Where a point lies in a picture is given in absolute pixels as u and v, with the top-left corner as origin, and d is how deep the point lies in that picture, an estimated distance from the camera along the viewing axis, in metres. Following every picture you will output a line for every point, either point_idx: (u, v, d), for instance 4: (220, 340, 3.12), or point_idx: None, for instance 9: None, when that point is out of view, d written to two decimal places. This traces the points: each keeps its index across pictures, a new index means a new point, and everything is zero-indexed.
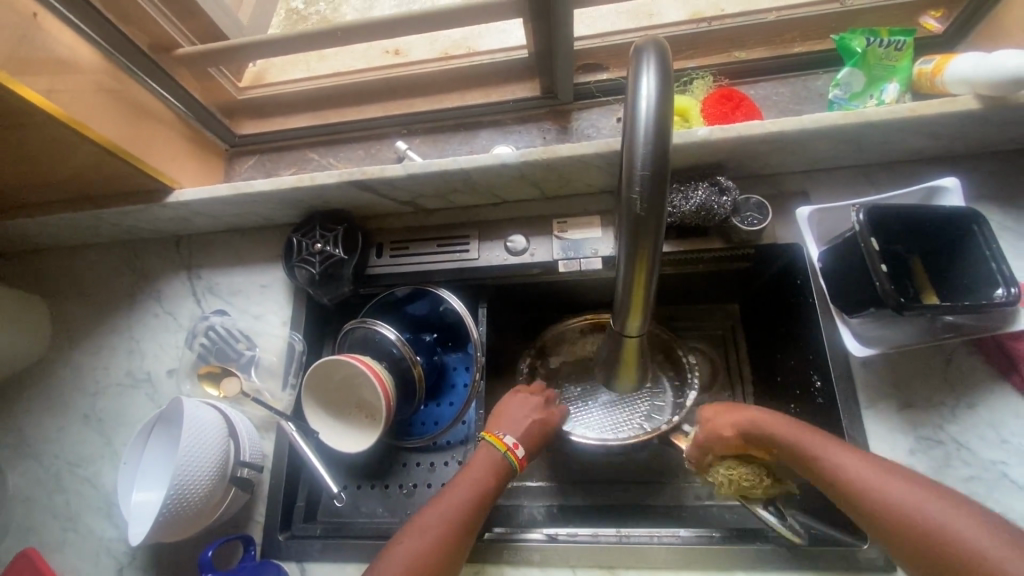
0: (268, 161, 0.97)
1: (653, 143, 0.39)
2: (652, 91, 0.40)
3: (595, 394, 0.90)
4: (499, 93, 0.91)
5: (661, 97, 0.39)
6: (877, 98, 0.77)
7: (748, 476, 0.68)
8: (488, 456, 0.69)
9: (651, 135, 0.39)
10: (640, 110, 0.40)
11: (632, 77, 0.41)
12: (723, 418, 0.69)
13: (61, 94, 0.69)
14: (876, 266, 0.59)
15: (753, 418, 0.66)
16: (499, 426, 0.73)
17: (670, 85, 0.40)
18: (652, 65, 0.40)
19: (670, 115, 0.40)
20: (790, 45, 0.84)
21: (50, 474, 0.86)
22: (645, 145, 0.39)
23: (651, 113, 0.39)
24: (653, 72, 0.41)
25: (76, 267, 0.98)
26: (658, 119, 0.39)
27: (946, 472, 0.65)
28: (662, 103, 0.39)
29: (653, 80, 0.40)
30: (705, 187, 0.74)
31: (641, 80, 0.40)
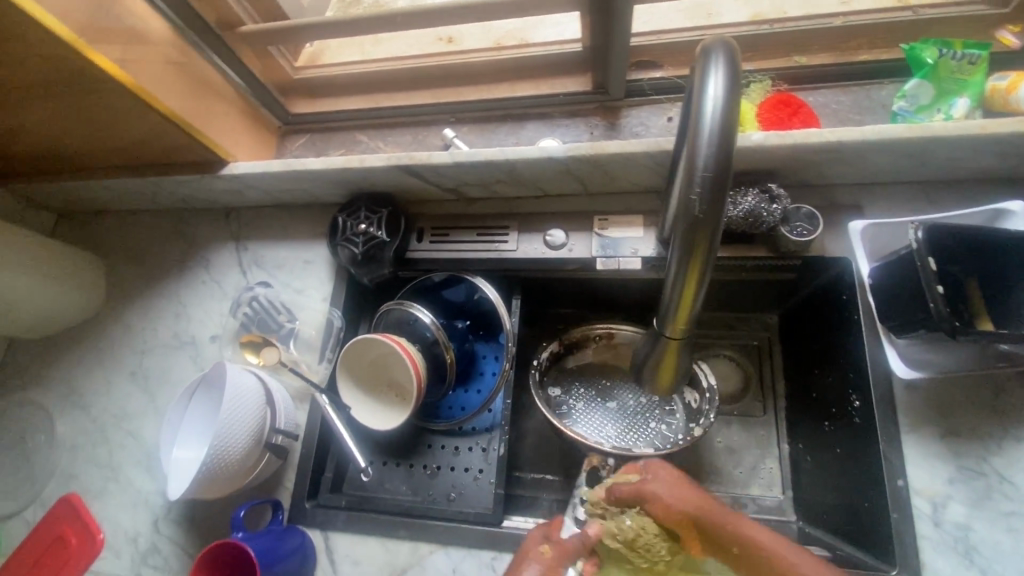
0: (318, 141, 0.99)
1: (717, 146, 0.38)
2: (720, 92, 0.39)
3: (609, 398, 0.89)
4: (550, 86, 0.91)
5: (728, 100, 0.39)
6: (944, 112, 0.73)
7: (654, 539, 0.61)
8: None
9: (715, 138, 0.39)
10: (706, 111, 0.39)
11: (698, 77, 0.41)
12: (676, 493, 0.59)
13: (132, 65, 0.72)
14: (931, 286, 0.57)
15: (688, 495, 0.59)
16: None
17: (738, 87, 0.40)
18: (720, 66, 0.40)
19: (735, 117, 0.39)
20: (856, 52, 0.81)
21: (97, 425, 0.91)
22: (708, 147, 0.39)
23: (717, 114, 0.39)
24: (722, 71, 0.40)
25: (132, 231, 1.03)
26: (723, 121, 0.39)
27: (985, 505, 0.63)
28: (729, 105, 0.39)
29: (722, 82, 0.40)
30: (756, 194, 0.72)
31: (708, 80, 0.40)
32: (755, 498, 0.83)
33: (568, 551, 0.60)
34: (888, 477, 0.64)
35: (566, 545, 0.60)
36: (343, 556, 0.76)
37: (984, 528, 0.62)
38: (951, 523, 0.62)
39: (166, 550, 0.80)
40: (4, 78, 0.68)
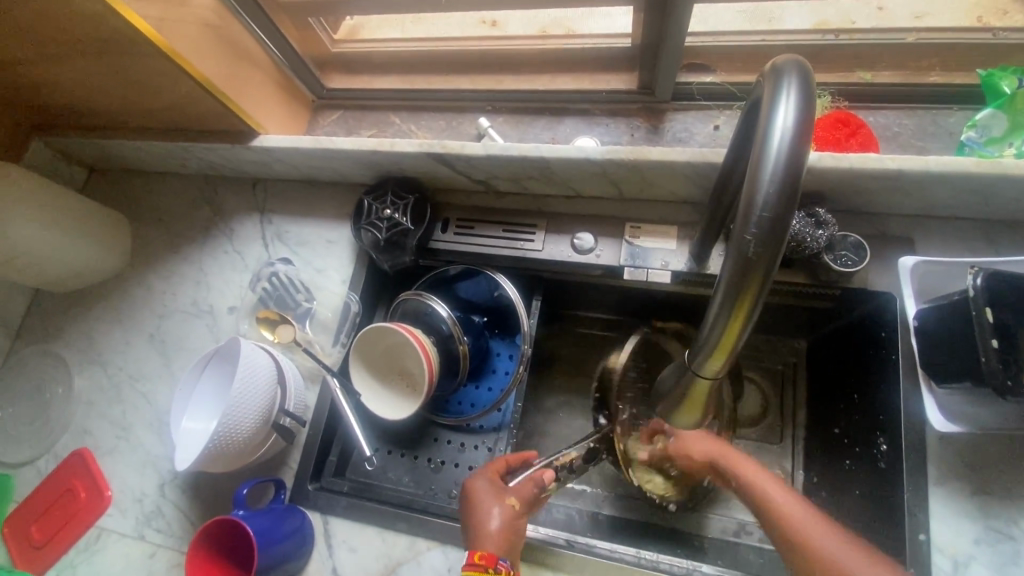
0: (350, 118, 0.98)
1: (781, 183, 0.35)
2: (789, 123, 0.36)
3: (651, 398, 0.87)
4: (593, 81, 0.87)
5: (799, 133, 0.36)
6: (1017, 147, 0.67)
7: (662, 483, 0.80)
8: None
9: (779, 173, 0.36)
10: (771, 144, 0.36)
11: (766, 103, 0.38)
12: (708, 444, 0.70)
13: (169, 26, 0.71)
14: (984, 339, 0.53)
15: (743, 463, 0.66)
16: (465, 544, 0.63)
17: (811, 117, 0.36)
18: (791, 93, 0.37)
19: (804, 152, 0.36)
20: (926, 73, 0.76)
21: (112, 384, 0.92)
22: (771, 183, 0.36)
23: (785, 147, 0.36)
24: (793, 99, 0.37)
25: (160, 193, 1.03)
26: (791, 156, 0.36)
27: (1010, 571, 0.59)
28: (799, 138, 0.36)
29: (792, 112, 0.36)
30: (800, 217, 0.68)
31: (778, 108, 0.37)
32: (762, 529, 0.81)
33: (528, 497, 0.66)
34: (910, 529, 0.61)
35: (526, 493, 0.67)
36: (340, 542, 0.76)
37: None
38: None
39: (170, 515, 0.82)
40: (40, 31, 0.67)
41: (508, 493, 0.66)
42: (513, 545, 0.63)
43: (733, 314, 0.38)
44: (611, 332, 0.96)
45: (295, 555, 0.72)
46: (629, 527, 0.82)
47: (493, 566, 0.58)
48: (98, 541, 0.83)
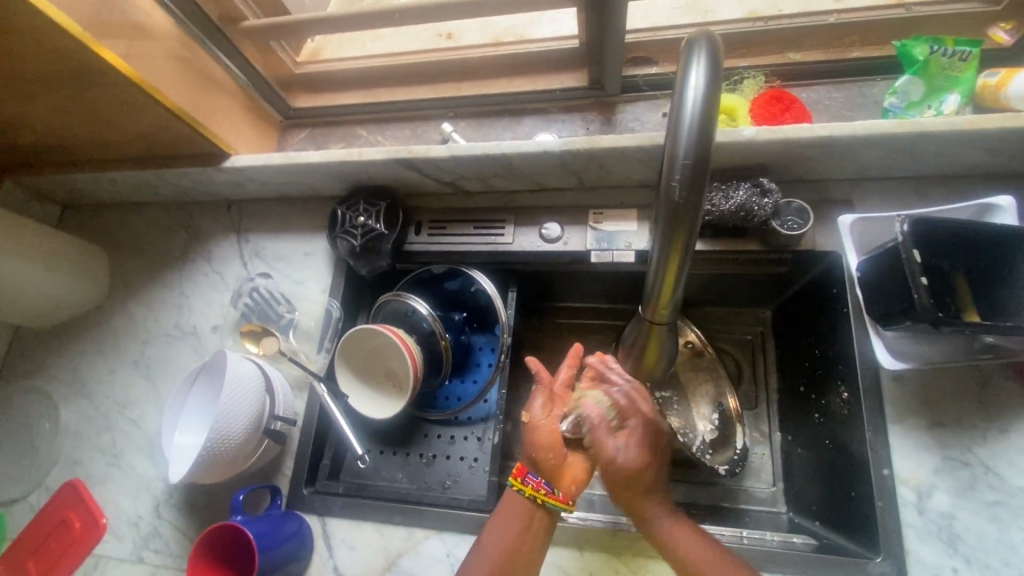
0: (318, 135, 1.01)
1: (697, 136, 0.40)
2: (701, 84, 0.41)
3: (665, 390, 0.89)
4: (548, 81, 0.91)
5: (709, 91, 0.40)
6: (935, 109, 0.74)
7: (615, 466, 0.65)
8: (512, 500, 0.66)
9: (695, 128, 0.41)
10: (686, 104, 0.41)
11: (680, 68, 0.42)
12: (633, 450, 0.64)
13: (136, 59, 0.74)
14: (916, 279, 0.58)
15: (636, 456, 0.63)
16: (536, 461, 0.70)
17: (718, 77, 0.41)
18: (701, 58, 0.42)
19: (715, 110, 0.41)
20: (849, 49, 0.82)
21: (100, 413, 0.93)
22: (688, 138, 0.41)
23: (698, 105, 0.40)
24: (703, 62, 0.41)
25: (136, 223, 1.04)
26: (704, 113, 0.41)
27: (969, 495, 0.63)
28: (710, 97, 0.40)
29: (703, 75, 0.41)
30: (747, 188, 0.74)
31: (690, 72, 0.41)
32: (747, 489, 0.86)
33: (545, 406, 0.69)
34: (874, 466, 0.66)
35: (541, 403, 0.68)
36: (340, 541, 0.77)
37: (968, 517, 0.63)
38: (936, 512, 0.63)
39: (167, 535, 0.82)
40: (9, 70, 0.69)
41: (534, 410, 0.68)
42: (550, 452, 0.66)
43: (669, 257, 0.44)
44: (588, 318, 1.01)
45: (296, 557, 0.74)
46: None
47: (516, 480, 0.66)
48: (96, 568, 0.83)
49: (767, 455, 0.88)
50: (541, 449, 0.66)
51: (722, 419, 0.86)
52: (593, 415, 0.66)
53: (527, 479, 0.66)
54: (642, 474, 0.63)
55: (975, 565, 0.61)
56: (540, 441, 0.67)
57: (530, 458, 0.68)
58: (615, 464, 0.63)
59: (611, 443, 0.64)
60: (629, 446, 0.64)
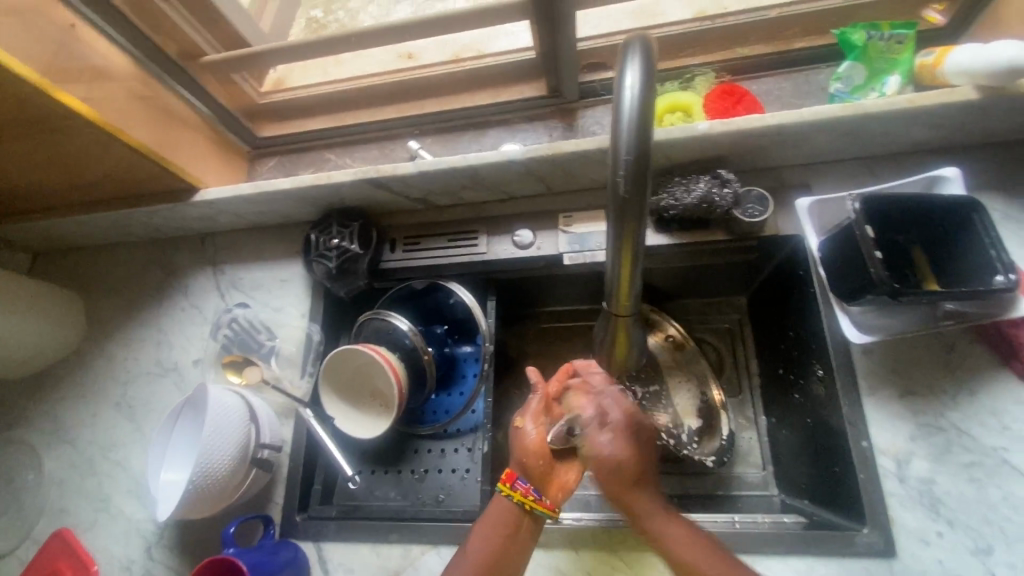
0: (287, 162, 1.02)
1: (635, 133, 0.42)
2: (636, 83, 0.43)
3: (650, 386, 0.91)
4: (508, 93, 0.94)
5: (644, 90, 0.43)
6: (878, 91, 0.77)
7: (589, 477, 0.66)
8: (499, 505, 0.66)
9: (633, 125, 0.43)
10: (624, 102, 0.43)
11: (616, 69, 0.44)
12: (616, 444, 0.64)
13: (97, 101, 0.74)
14: (870, 253, 0.60)
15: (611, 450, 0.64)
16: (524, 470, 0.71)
17: (651, 75, 0.43)
18: (635, 59, 0.44)
19: (651, 106, 0.43)
20: (792, 40, 0.85)
21: (84, 458, 0.91)
22: (628, 135, 0.43)
23: (634, 104, 0.42)
24: (637, 63, 0.44)
25: (110, 264, 1.04)
26: (641, 111, 0.43)
27: (946, 459, 0.65)
28: (645, 94, 0.43)
29: (638, 74, 0.43)
30: (706, 180, 0.76)
31: (625, 72, 0.43)
32: (738, 475, 0.87)
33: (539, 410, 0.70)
34: (853, 439, 0.67)
35: (535, 406, 0.70)
36: (336, 565, 0.76)
37: (948, 481, 0.64)
38: (916, 479, 0.65)
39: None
40: None
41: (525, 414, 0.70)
42: (540, 459, 0.67)
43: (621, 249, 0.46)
44: (571, 319, 1.02)
45: None
46: None
47: (503, 484, 0.66)
48: None
49: (755, 440, 0.89)
50: (534, 456, 0.67)
51: (708, 408, 0.88)
52: (585, 414, 0.68)
53: (516, 486, 0.66)
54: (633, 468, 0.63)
55: (958, 527, 0.63)
56: (530, 450, 0.68)
57: (519, 465, 0.68)
58: (605, 461, 0.64)
59: (600, 439, 0.65)
60: (615, 440, 0.64)
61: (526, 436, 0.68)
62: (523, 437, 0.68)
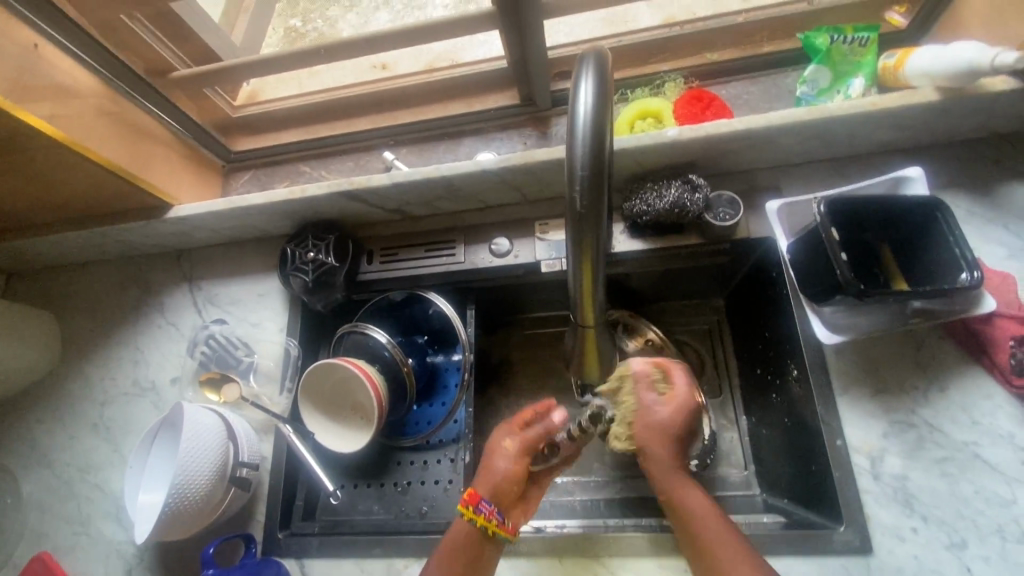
0: (263, 176, 1.01)
1: (589, 148, 0.43)
2: (589, 100, 0.44)
3: None
4: (482, 102, 0.94)
5: (596, 106, 0.44)
6: (844, 92, 0.78)
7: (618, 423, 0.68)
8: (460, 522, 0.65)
9: (588, 141, 0.44)
10: (578, 119, 0.44)
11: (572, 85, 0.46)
12: (671, 407, 0.66)
13: (63, 119, 0.73)
14: (836, 255, 0.61)
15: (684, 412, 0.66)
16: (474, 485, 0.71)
17: (604, 90, 0.44)
18: (588, 77, 0.45)
19: (604, 121, 0.44)
20: (760, 45, 0.86)
21: (61, 482, 0.90)
22: (582, 151, 0.44)
23: (587, 121, 0.43)
24: (590, 78, 0.45)
25: (84, 283, 1.02)
26: (594, 127, 0.44)
27: (919, 455, 0.66)
28: (597, 110, 0.44)
29: (590, 92, 0.44)
30: (678, 185, 0.77)
31: (578, 90, 0.44)
32: (721, 476, 0.87)
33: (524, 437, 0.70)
34: (828, 438, 0.68)
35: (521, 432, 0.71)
36: None
37: (921, 476, 0.65)
38: (890, 475, 0.66)
39: None
40: None
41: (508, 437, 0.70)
42: (513, 483, 0.67)
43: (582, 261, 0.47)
44: (553, 325, 1.03)
45: None
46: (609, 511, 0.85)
47: (471, 506, 0.65)
48: None
49: (736, 440, 0.90)
50: (510, 480, 0.67)
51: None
52: (642, 377, 0.68)
53: (485, 511, 0.64)
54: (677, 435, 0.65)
55: (933, 522, 0.64)
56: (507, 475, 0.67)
57: (488, 486, 0.67)
58: (652, 421, 0.65)
59: (650, 399, 0.66)
60: (668, 403, 0.66)
61: (504, 460, 0.68)
62: (501, 460, 0.68)
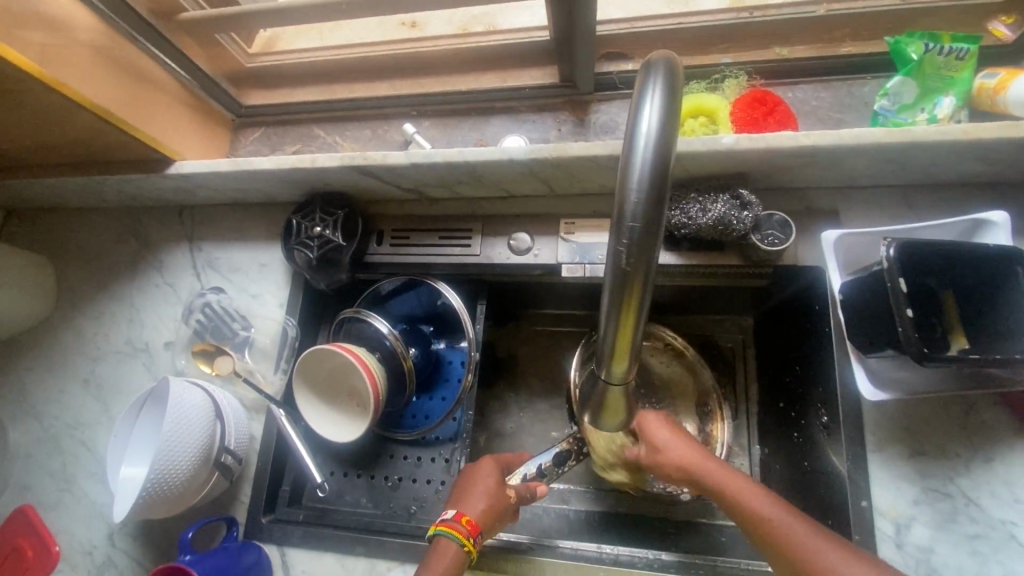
0: (273, 135, 0.94)
1: (646, 192, 0.38)
2: (653, 128, 0.39)
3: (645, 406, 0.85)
4: (517, 77, 0.85)
5: (659, 139, 0.38)
6: (929, 113, 0.68)
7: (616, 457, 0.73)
8: (451, 549, 0.61)
9: (645, 180, 0.39)
10: (637, 150, 0.39)
11: (633, 106, 0.40)
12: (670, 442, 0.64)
13: (53, 61, 0.66)
14: (900, 310, 0.54)
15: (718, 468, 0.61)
16: (450, 504, 0.66)
17: (672, 117, 0.39)
18: (655, 95, 0.39)
19: (668, 157, 0.39)
20: (839, 44, 0.76)
21: (49, 435, 0.88)
22: (637, 193, 0.39)
23: (646, 157, 0.38)
24: (657, 100, 0.39)
25: (82, 229, 0.98)
26: (654, 163, 0.39)
27: (949, 529, 0.61)
28: (661, 144, 0.38)
29: (655, 118, 0.39)
30: (725, 200, 0.69)
31: (641, 113, 0.39)
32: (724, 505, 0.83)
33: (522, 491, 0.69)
34: (852, 497, 0.63)
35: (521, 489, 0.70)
36: (299, 572, 0.74)
37: (948, 551, 0.60)
38: (914, 546, 0.61)
39: (122, 565, 0.79)
40: None
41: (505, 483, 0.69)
42: (499, 520, 0.66)
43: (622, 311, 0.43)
44: (566, 324, 0.97)
45: None
46: (604, 528, 0.82)
47: (471, 538, 0.62)
48: None
49: (745, 470, 0.85)
50: (498, 516, 0.66)
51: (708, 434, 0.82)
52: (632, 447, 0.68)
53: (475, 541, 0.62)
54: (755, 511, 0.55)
55: None
56: (501, 513, 0.66)
57: (482, 516, 0.64)
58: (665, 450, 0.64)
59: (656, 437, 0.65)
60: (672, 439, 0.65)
61: (498, 498, 0.66)
62: (495, 498, 0.66)
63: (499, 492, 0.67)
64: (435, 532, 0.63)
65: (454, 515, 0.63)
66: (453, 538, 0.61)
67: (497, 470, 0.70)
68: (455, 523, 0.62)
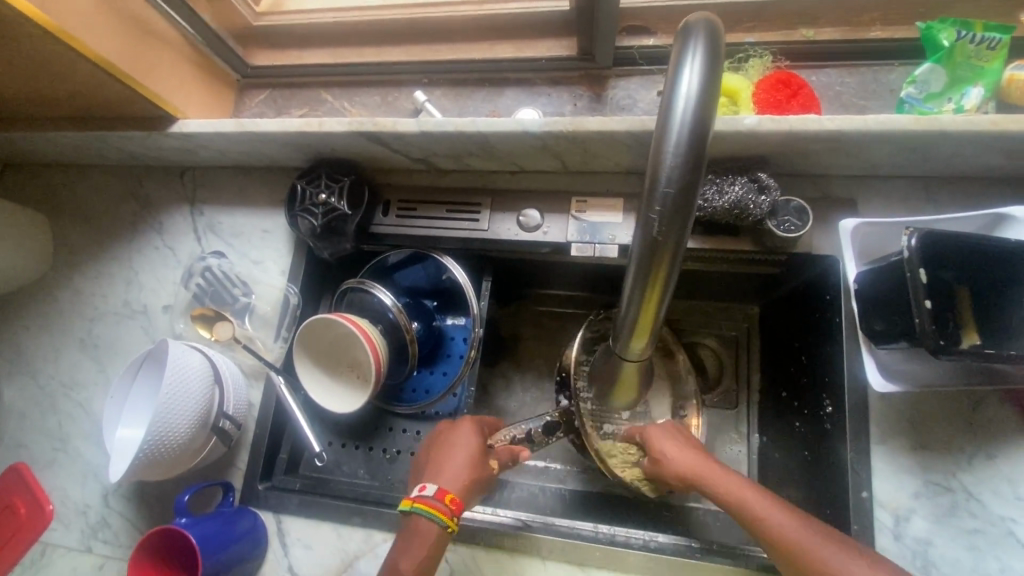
0: (279, 98, 0.92)
1: (683, 157, 0.38)
2: (692, 92, 0.38)
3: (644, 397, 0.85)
4: (533, 49, 0.83)
5: (700, 103, 0.38)
6: (955, 102, 0.66)
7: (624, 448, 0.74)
8: (432, 528, 0.60)
9: (682, 145, 0.38)
10: (675, 117, 0.38)
11: (671, 71, 0.40)
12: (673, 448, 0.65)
13: (54, 7, 0.63)
14: (919, 302, 0.53)
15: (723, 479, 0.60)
16: (426, 477, 0.65)
17: (712, 81, 0.38)
18: (696, 59, 0.39)
19: (707, 125, 0.39)
20: (867, 28, 0.74)
21: (44, 393, 0.87)
22: (674, 159, 0.38)
23: (685, 124, 0.38)
24: (697, 65, 0.39)
25: (80, 187, 0.95)
26: (693, 127, 0.38)
27: (949, 522, 0.61)
28: (701, 107, 0.38)
29: (695, 82, 0.38)
30: (743, 183, 0.68)
31: (681, 78, 0.39)
32: None
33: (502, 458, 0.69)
34: (853, 488, 0.63)
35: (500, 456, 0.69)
36: (294, 540, 0.74)
37: (945, 544, 0.61)
38: (912, 538, 0.61)
39: (116, 525, 0.79)
40: None
41: (483, 450, 0.67)
42: (479, 489, 0.65)
43: (649, 286, 0.43)
44: (569, 306, 0.96)
45: (247, 556, 0.70)
46: (601, 508, 0.82)
47: (454, 515, 0.61)
48: (43, 557, 0.79)
49: (744, 457, 0.85)
50: (477, 487, 0.65)
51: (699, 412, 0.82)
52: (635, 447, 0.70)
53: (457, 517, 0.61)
54: (812, 552, 0.51)
55: None
56: (480, 484, 0.65)
57: (461, 491, 0.63)
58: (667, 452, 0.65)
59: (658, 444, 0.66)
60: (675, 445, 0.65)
61: (477, 470, 0.65)
62: (473, 470, 0.65)
63: (478, 462, 0.66)
64: (412, 509, 0.61)
65: (436, 493, 0.61)
66: (433, 517, 0.60)
67: (477, 435, 0.69)
68: (435, 502, 0.61)
